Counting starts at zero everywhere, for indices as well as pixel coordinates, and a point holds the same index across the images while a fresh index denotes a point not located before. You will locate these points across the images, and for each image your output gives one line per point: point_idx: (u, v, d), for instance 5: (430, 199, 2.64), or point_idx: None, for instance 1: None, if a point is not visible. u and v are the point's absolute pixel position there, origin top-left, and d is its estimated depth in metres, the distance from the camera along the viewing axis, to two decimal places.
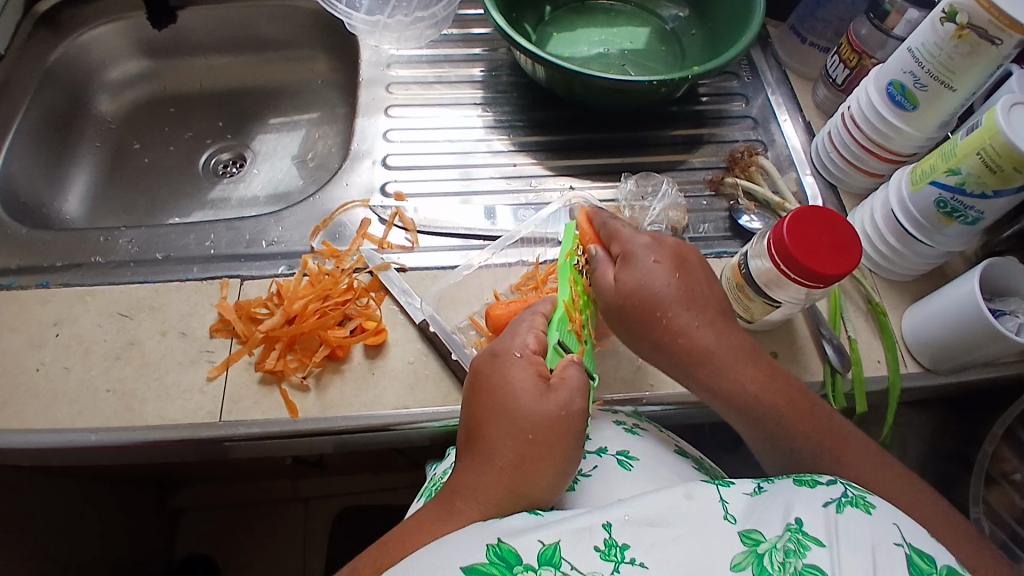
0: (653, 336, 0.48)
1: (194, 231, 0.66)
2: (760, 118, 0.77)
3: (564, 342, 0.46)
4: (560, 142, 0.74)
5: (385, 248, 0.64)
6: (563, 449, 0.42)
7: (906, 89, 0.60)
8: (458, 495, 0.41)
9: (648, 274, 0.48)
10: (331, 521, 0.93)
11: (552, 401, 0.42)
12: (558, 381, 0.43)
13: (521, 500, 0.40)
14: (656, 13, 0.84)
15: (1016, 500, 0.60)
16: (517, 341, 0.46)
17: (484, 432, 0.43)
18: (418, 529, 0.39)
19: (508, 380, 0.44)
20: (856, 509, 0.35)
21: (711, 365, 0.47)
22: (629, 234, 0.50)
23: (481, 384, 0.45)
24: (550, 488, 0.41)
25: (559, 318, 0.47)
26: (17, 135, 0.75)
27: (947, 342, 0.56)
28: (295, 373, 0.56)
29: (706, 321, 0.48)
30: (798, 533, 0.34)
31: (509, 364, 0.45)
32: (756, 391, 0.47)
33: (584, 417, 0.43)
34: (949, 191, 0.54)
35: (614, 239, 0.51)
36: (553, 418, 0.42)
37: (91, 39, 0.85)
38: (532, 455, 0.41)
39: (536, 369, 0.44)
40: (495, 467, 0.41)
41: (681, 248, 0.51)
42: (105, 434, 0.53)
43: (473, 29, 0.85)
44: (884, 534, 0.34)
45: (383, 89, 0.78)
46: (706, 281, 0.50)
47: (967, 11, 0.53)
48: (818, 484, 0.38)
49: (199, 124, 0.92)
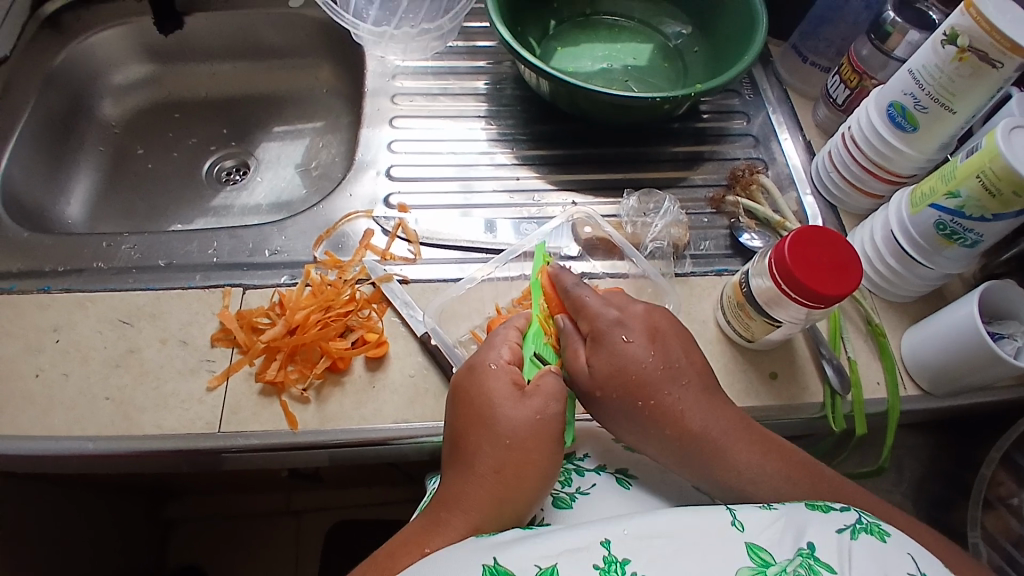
0: (636, 418, 0.47)
1: (197, 238, 0.66)
2: (761, 136, 0.77)
3: (540, 353, 0.48)
4: (562, 157, 0.74)
5: (387, 259, 0.65)
6: (543, 454, 0.42)
7: (906, 110, 0.60)
8: (445, 506, 0.41)
9: (621, 357, 0.47)
10: (323, 534, 0.92)
11: (529, 407, 0.43)
12: (534, 389, 0.44)
13: (507, 509, 0.41)
14: (659, 30, 0.84)
15: (1012, 524, 0.60)
16: (492, 354, 0.47)
17: (466, 443, 0.43)
18: (408, 546, 0.39)
19: (485, 391, 0.44)
20: (870, 536, 0.36)
21: (699, 449, 0.46)
22: (596, 310, 0.48)
23: (460, 396, 0.45)
24: (534, 492, 0.42)
25: (533, 332, 0.49)
26: (20, 139, 0.76)
27: (946, 365, 0.56)
28: (295, 384, 0.56)
29: (690, 398, 0.47)
30: (810, 558, 0.34)
31: (486, 375, 0.45)
32: (754, 473, 0.45)
33: (562, 421, 0.44)
34: (948, 213, 0.55)
35: (581, 315, 0.49)
36: (530, 425, 0.43)
37: (98, 44, 0.86)
38: (514, 462, 0.41)
39: (512, 377, 0.45)
40: (480, 479, 0.41)
41: (652, 318, 0.50)
42: (102, 442, 0.53)
43: (478, 42, 0.85)
44: (897, 563, 0.34)
45: (387, 100, 0.78)
46: (685, 352, 0.49)
47: (968, 33, 0.53)
48: (831, 510, 0.38)
49: (202, 131, 0.92)
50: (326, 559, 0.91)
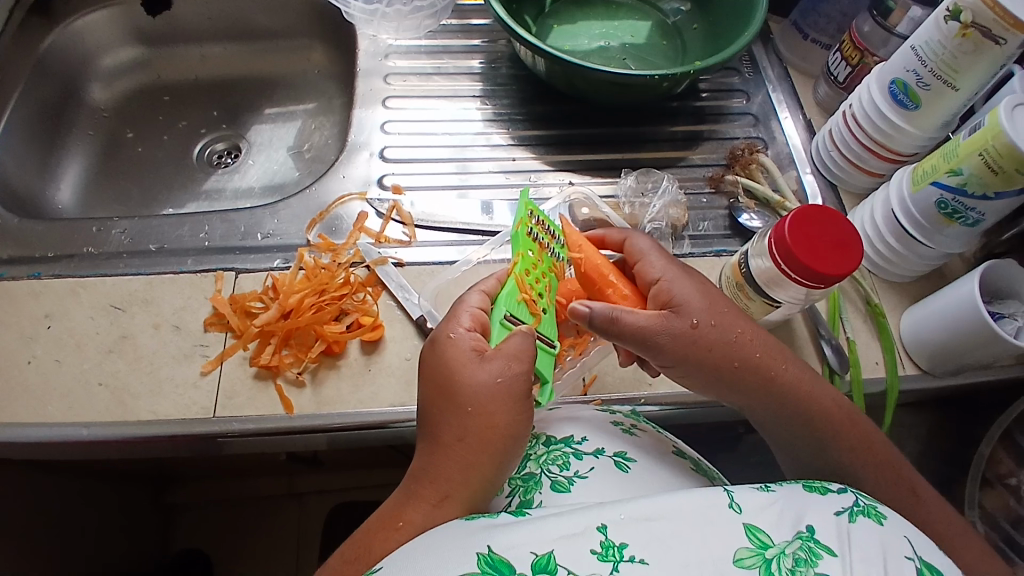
0: (726, 360, 0.48)
1: (188, 222, 0.65)
2: (760, 115, 0.76)
3: (511, 315, 0.48)
4: (559, 137, 0.73)
5: (382, 242, 0.64)
6: (506, 414, 0.42)
7: (908, 87, 0.59)
8: (417, 479, 0.42)
9: (706, 296, 0.49)
10: (325, 517, 0.93)
11: (489, 369, 0.43)
12: (495, 352, 0.44)
13: (477, 474, 0.41)
14: (657, 6, 0.83)
15: (1010, 503, 0.61)
16: (452, 324, 0.46)
17: (432, 416, 0.43)
18: (383, 524, 0.40)
19: (446, 361, 0.44)
20: (868, 519, 0.36)
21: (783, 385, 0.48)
22: (663, 261, 0.51)
23: (425, 370, 0.45)
24: (504, 456, 0.42)
25: (506, 293, 0.48)
26: (9, 124, 0.74)
27: (946, 343, 0.55)
28: (290, 368, 0.55)
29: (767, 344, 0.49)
30: (809, 541, 0.34)
31: (446, 345, 0.45)
32: (836, 411, 0.48)
33: (526, 381, 0.43)
34: (949, 192, 0.54)
35: (645, 269, 0.51)
36: (491, 388, 0.42)
37: (84, 25, 0.84)
38: (476, 427, 0.41)
39: (473, 344, 0.45)
40: (446, 447, 0.41)
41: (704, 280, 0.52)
42: (97, 429, 0.52)
43: (472, 20, 0.83)
44: (896, 546, 0.34)
45: (380, 80, 0.77)
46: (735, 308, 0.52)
47: (971, 8, 0.52)
48: (829, 492, 0.38)
49: (194, 114, 0.91)
50: (326, 542, 0.91)
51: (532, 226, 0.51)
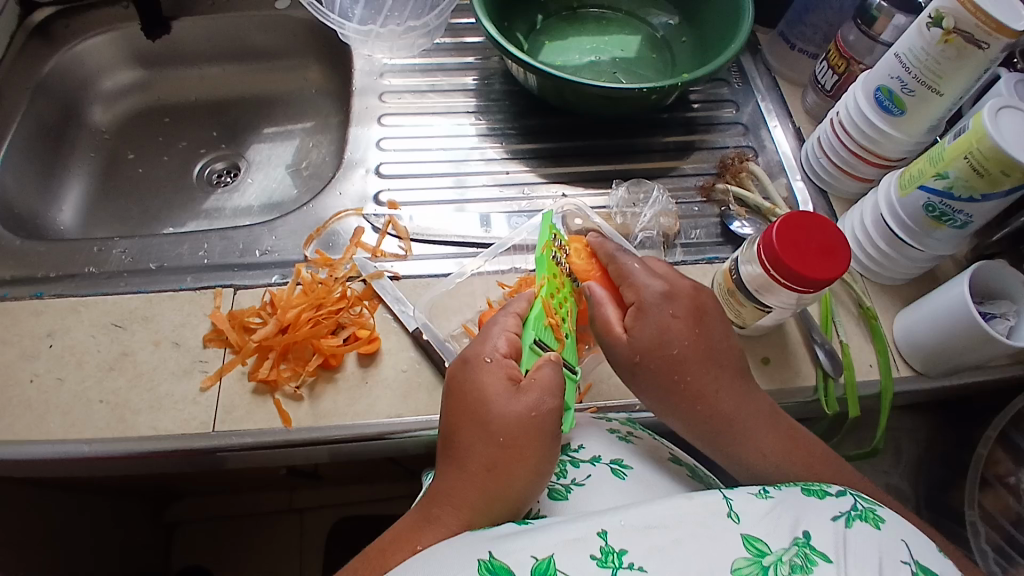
0: (668, 397, 0.48)
1: (188, 241, 0.66)
2: (750, 124, 0.77)
3: (540, 340, 0.48)
4: (552, 149, 0.74)
5: (378, 256, 0.65)
6: (535, 449, 0.43)
7: (893, 94, 0.60)
8: (437, 502, 0.42)
9: (663, 331, 0.47)
10: (327, 534, 0.92)
11: (523, 402, 0.43)
12: (530, 383, 0.44)
13: (500, 505, 0.41)
14: (645, 21, 0.84)
15: (1012, 506, 0.61)
16: (488, 347, 0.46)
17: (459, 440, 0.43)
18: (399, 542, 0.40)
19: (480, 387, 0.44)
20: (866, 523, 0.36)
21: (727, 431, 0.47)
22: (643, 281, 0.49)
23: (455, 391, 0.45)
24: (525, 490, 0.42)
25: (534, 316, 0.48)
26: (11, 147, 0.76)
27: (939, 346, 0.56)
28: (288, 382, 0.56)
29: (727, 385, 0.48)
30: (806, 547, 0.34)
31: (481, 370, 0.45)
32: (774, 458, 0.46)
33: (556, 416, 0.44)
34: (937, 195, 0.55)
35: (631, 286, 0.50)
36: (523, 419, 0.43)
37: (85, 50, 0.86)
38: (505, 458, 0.42)
39: (507, 373, 0.45)
40: (472, 473, 0.42)
41: (697, 297, 0.50)
42: (98, 445, 0.53)
43: (466, 37, 0.85)
44: (893, 550, 0.34)
45: (375, 98, 0.78)
46: (725, 334, 0.50)
47: (953, 15, 0.53)
48: (827, 497, 0.38)
49: (193, 134, 0.92)
50: (328, 559, 0.91)
51: (556, 248, 0.52)
